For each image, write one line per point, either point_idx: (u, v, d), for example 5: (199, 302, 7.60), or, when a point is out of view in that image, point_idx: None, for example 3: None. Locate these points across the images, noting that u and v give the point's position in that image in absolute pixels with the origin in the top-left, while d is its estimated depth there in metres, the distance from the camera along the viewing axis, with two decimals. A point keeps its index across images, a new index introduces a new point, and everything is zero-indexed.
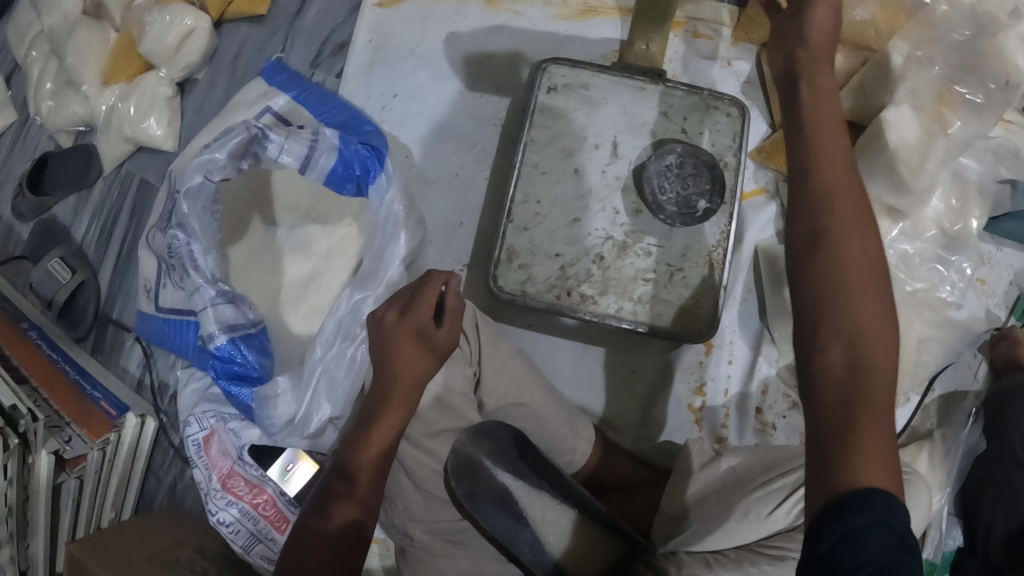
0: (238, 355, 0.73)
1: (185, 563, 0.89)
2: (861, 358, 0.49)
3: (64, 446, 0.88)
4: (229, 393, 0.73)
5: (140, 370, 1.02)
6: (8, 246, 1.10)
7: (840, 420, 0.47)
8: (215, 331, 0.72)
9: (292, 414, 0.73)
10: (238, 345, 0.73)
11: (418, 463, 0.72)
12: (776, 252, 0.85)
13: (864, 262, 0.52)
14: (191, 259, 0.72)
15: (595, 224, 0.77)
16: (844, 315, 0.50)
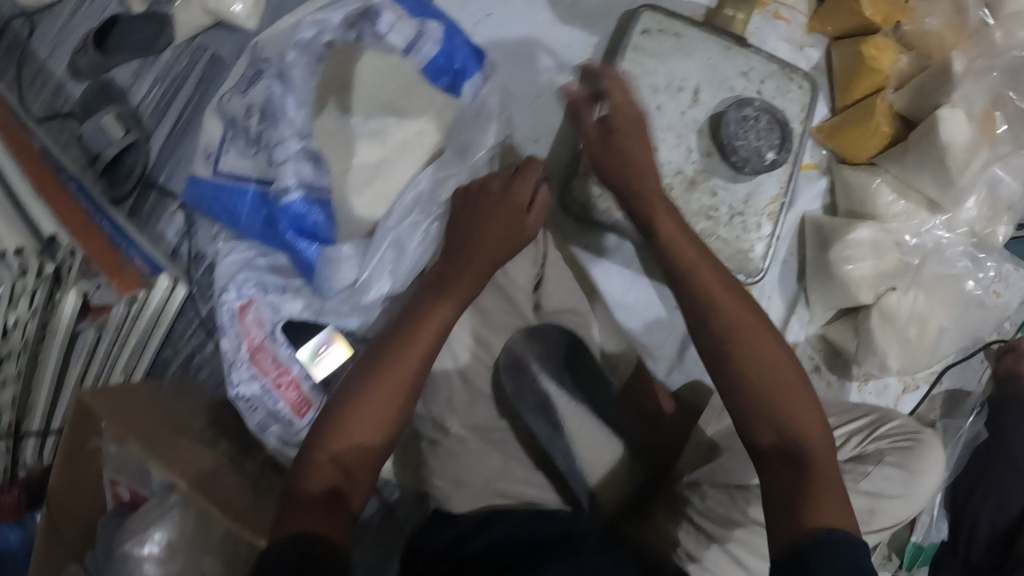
0: (312, 213, 0.75)
1: (194, 431, 0.91)
2: (789, 427, 0.57)
3: (93, 291, 0.86)
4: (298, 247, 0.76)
5: (177, 238, 1.01)
6: (56, 102, 1.04)
7: (790, 476, 0.55)
8: (292, 184, 0.74)
9: (354, 279, 0.78)
10: (313, 204, 0.75)
11: (467, 352, 0.77)
12: (823, 222, 0.89)
13: (760, 329, 0.61)
14: (286, 109, 0.76)
15: (669, 157, 0.82)
16: (753, 384, 0.59)
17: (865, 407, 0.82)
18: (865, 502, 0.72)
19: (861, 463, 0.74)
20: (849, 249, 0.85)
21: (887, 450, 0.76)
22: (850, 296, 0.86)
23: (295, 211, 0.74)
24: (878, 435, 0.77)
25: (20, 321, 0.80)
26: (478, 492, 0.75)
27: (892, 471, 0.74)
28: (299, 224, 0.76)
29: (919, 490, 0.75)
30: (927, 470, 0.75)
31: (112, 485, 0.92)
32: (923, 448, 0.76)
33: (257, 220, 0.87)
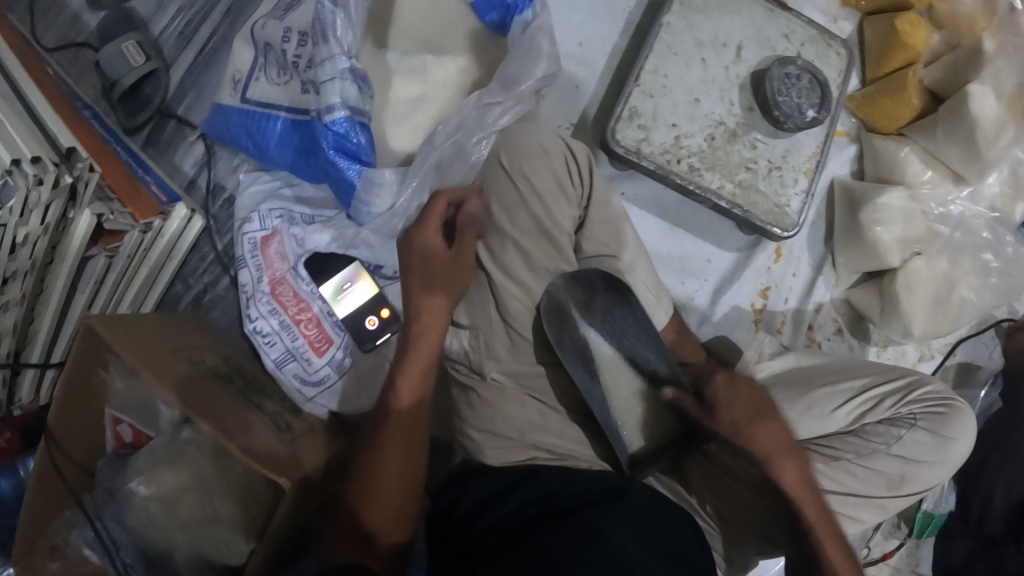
0: (353, 135, 0.71)
1: (209, 366, 0.85)
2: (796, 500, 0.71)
3: (108, 215, 0.82)
4: (336, 166, 0.72)
5: (195, 170, 0.98)
6: (70, 32, 0.99)
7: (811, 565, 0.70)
8: (336, 104, 0.69)
9: (393, 206, 0.75)
10: (355, 126, 0.71)
11: (513, 299, 0.75)
12: (853, 186, 0.91)
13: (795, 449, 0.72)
14: (332, 28, 0.71)
15: (713, 108, 0.82)
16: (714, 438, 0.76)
17: (899, 371, 0.81)
18: (897, 466, 0.74)
19: (893, 426, 0.75)
20: (879, 213, 0.87)
21: (920, 415, 0.76)
22: (877, 258, 0.88)
23: (334, 133, 0.70)
24: (912, 398, 0.77)
25: (31, 236, 0.75)
26: (511, 443, 0.75)
27: (923, 435, 0.75)
28: (338, 149, 0.71)
29: (953, 454, 0.75)
30: (957, 437, 0.75)
31: (114, 423, 0.87)
32: (956, 414, 0.76)
33: (286, 146, 0.83)
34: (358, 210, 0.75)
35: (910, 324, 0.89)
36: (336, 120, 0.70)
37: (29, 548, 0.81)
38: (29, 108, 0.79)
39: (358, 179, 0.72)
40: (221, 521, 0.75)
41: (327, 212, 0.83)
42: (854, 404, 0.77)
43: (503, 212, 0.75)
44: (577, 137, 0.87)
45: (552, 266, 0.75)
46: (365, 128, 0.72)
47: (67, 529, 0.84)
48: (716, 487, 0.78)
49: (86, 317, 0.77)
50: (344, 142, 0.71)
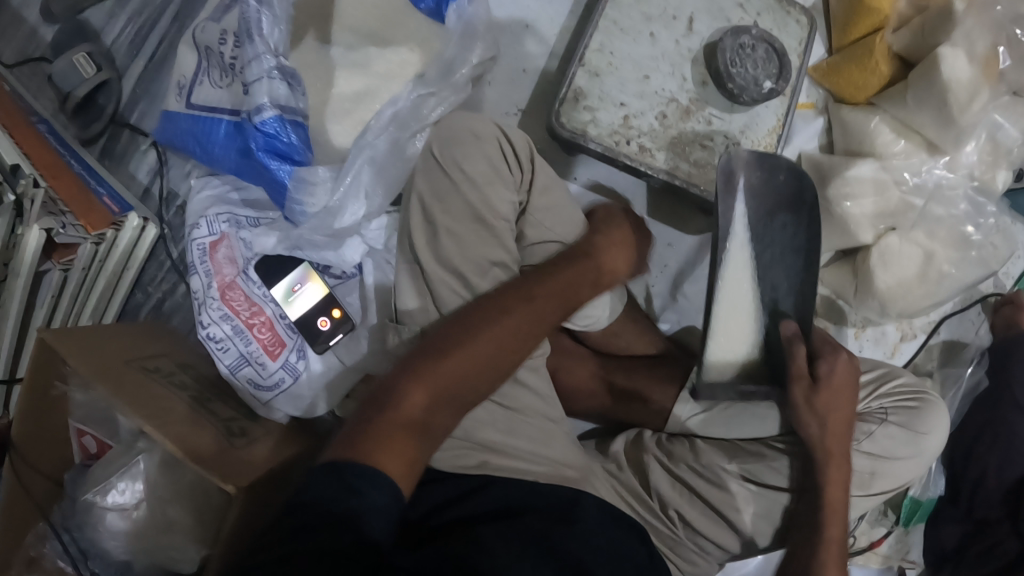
0: (284, 134, 0.71)
1: (164, 374, 0.85)
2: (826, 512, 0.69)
3: (59, 229, 0.82)
4: (268, 166, 0.73)
5: (149, 178, 0.97)
6: (26, 45, 0.99)
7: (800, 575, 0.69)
8: (265, 104, 0.69)
9: (327, 204, 0.75)
10: (285, 125, 0.71)
11: (450, 291, 0.68)
12: (820, 160, 0.87)
13: (842, 458, 0.69)
14: (257, 27, 0.70)
15: (663, 84, 0.79)
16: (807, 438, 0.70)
17: (870, 363, 0.78)
18: (865, 462, 0.71)
19: (863, 422, 0.71)
20: (847, 186, 0.83)
21: (890, 409, 0.72)
22: (845, 233, 0.84)
23: (263, 133, 0.71)
24: (882, 392, 0.74)
25: None
26: (465, 444, 0.70)
27: (894, 430, 0.71)
28: (270, 150, 0.72)
29: (926, 449, 0.71)
30: (933, 434, 0.71)
31: (78, 435, 0.87)
32: (927, 407, 0.72)
33: (229, 148, 0.82)
34: (293, 212, 0.76)
35: (884, 301, 0.85)
36: (263, 121, 0.69)
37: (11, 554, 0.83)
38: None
39: (289, 179, 0.74)
40: (175, 529, 0.75)
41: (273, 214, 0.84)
42: None
43: (435, 202, 0.68)
44: (525, 122, 0.85)
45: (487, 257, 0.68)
46: (297, 127, 0.72)
47: (39, 541, 0.86)
48: (680, 492, 0.72)
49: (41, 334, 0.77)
50: (275, 143, 0.71)
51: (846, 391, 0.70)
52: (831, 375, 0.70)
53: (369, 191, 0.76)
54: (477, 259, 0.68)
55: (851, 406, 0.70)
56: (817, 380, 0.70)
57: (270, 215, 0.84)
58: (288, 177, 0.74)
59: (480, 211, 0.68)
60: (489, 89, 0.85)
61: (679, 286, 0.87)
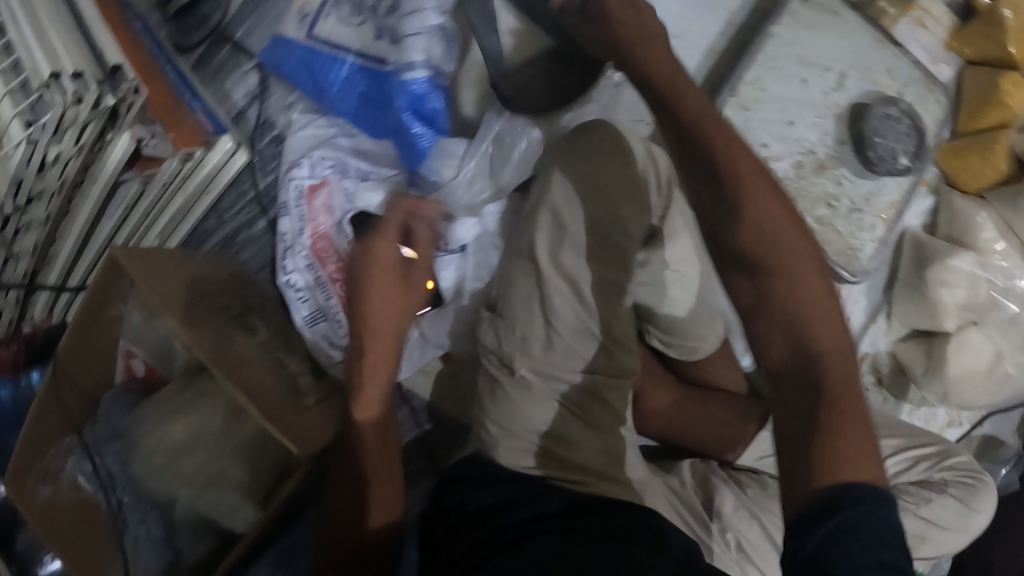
0: (430, 97, 0.79)
1: (233, 314, 0.82)
2: (804, 347, 0.46)
3: (148, 139, 0.77)
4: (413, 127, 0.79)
5: (246, 100, 0.91)
6: None
7: (804, 417, 0.44)
8: (417, 61, 0.77)
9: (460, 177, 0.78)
10: (431, 88, 0.79)
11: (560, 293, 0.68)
12: (924, 240, 0.88)
13: (774, 198, 0.51)
14: None
15: (806, 134, 0.79)
16: (796, 272, 0.48)
17: (931, 435, 0.80)
18: (920, 527, 0.73)
19: (925, 488, 0.74)
20: (946, 274, 0.85)
21: (950, 483, 0.75)
22: (929, 315, 0.86)
23: (409, 93, 0.78)
24: (945, 465, 0.76)
25: (63, 157, 0.71)
26: (522, 445, 0.71)
27: (951, 502, 0.74)
28: (414, 108, 0.78)
29: (973, 526, 0.75)
30: (982, 511, 0.75)
31: (127, 356, 0.83)
32: (983, 485, 0.75)
33: (351, 93, 0.79)
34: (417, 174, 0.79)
35: (949, 389, 0.87)
36: (412, 80, 0.77)
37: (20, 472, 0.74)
38: (78, 20, 0.73)
39: (431, 145, 0.79)
40: (224, 484, 0.71)
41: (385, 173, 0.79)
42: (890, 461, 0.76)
43: (570, 206, 0.68)
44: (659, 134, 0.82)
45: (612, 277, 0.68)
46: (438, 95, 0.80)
47: (62, 457, 0.80)
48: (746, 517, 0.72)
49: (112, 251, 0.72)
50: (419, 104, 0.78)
51: (702, 90, 0.54)
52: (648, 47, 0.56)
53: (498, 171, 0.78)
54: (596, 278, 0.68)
55: (672, 81, 0.55)
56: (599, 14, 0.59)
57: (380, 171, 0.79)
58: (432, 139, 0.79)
59: (609, 230, 0.67)
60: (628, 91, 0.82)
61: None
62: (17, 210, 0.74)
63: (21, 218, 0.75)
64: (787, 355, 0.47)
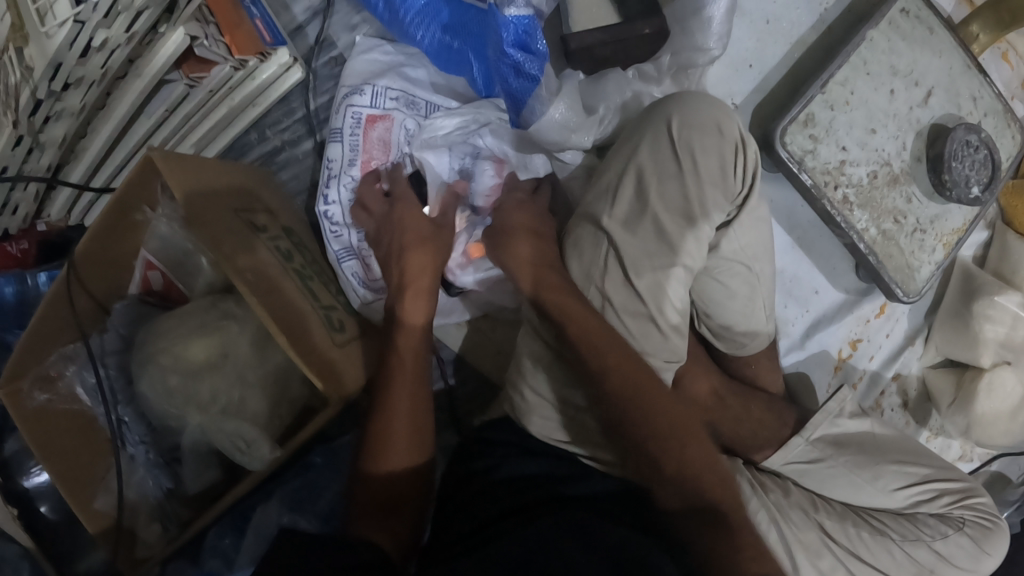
0: (534, 39, 0.64)
1: (269, 235, 0.76)
2: (663, 457, 0.58)
3: (202, 40, 0.70)
4: (509, 82, 0.66)
5: (307, 17, 0.85)
6: None
7: (697, 531, 0.56)
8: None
9: (563, 129, 0.70)
10: (535, 23, 0.64)
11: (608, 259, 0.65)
12: (974, 272, 0.88)
13: (639, 372, 0.60)
14: None
15: (884, 144, 0.77)
16: (592, 338, 0.61)
17: (956, 472, 0.78)
18: (932, 560, 0.72)
19: (943, 523, 0.73)
20: (992, 310, 0.84)
21: (967, 521, 0.74)
22: (967, 346, 0.86)
23: (516, 26, 0.63)
24: (967, 504, 0.75)
25: (111, 44, 0.63)
26: (561, 420, 0.70)
27: (965, 541, 0.73)
28: (519, 46, 0.64)
29: (982, 568, 0.74)
30: (991, 557, 0.73)
31: (145, 267, 0.78)
32: (998, 531, 0.74)
33: (429, 21, 0.73)
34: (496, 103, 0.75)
35: (972, 424, 0.87)
36: (519, 14, 0.63)
37: (14, 377, 0.70)
38: None
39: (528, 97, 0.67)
40: (245, 415, 0.67)
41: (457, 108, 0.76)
42: (914, 490, 0.74)
43: (653, 178, 0.64)
44: (740, 117, 0.79)
45: (678, 259, 0.63)
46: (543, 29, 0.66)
47: (64, 362, 0.75)
48: None
49: (150, 151, 0.66)
50: (526, 38, 0.64)
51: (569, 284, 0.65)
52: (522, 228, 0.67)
53: (588, 120, 0.72)
54: (663, 257, 0.63)
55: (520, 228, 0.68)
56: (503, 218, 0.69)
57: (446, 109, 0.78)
58: (540, 72, 0.65)
59: (691, 209, 0.63)
60: (711, 70, 0.80)
61: (811, 335, 0.85)
62: (50, 95, 0.64)
63: (52, 106, 0.65)
64: (684, 506, 0.57)
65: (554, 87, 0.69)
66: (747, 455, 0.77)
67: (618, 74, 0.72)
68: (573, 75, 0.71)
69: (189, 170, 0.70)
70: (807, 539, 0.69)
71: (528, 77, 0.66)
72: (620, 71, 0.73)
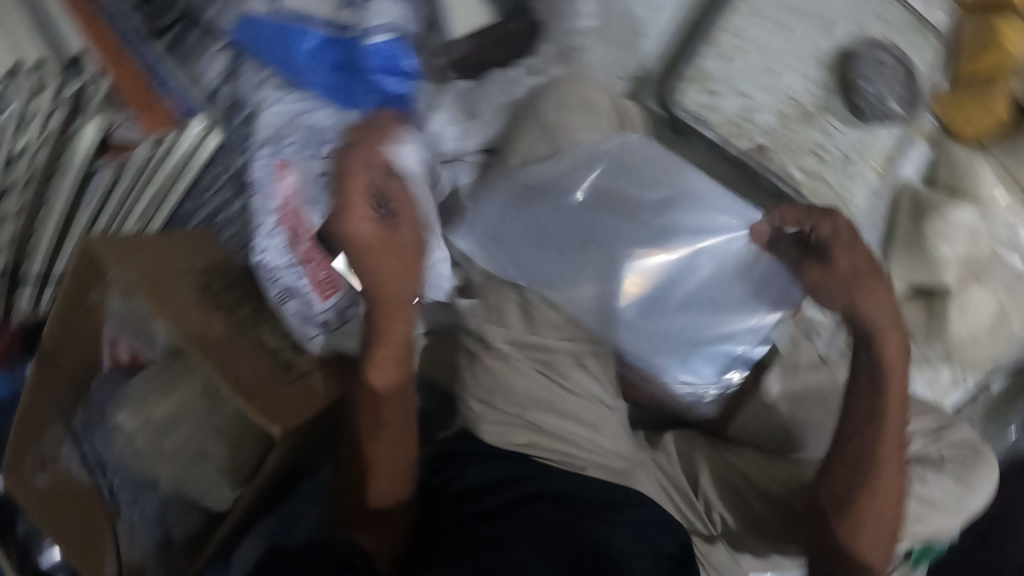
0: (400, 57, 0.68)
1: (212, 293, 0.80)
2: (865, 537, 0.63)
3: (114, 126, 0.80)
4: (384, 96, 0.70)
5: (218, 81, 0.87)
6: None
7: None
8: (380, 22, 0.67)
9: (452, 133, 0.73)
10: (398, 43, 0.68)
11: None
12: (921, 194, 0.85)
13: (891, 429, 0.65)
14: None
15: (792, 81, 0.74)
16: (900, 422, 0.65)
17: (928, 410, 0.76)
18: (914, 505, 0.69)
19: (920, 464, 0.70)
20: (944, 227, 0.81)
21: (947, 459, 0.71)
22: (927, 272, 0.83)
23: (380, 50, 0.67)
24: (942, 439, 0.73)
25: (29, 146, 0.75)
26: (510, 421, 0.68)
27: (948, 481, 0.69)
28: (388, 69, 0.67)
29: (971, 506, 0.70)
30: (981, 494, 0.70)
31: (110, 344, 0.83)
32: (981, 465, 0.71)
33: (321, 68, 0.80)
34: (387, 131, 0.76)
35: (951, 350, 0.84)
36: (381, 38, 0.67)
37: (15, 460, 0.75)
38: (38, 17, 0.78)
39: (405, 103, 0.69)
40: (208, 460, 0.72)
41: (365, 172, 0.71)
42: None
43: None
44: (640, 89, 0.79)
45: None
46: (412, 49, 0.69)
47: (55, 443, 0.81)
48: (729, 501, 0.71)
49: (84, 239, 0.75)
50: (392, 59, 0.67)
51: (899, 345, 0.62)
52: (860, 297, 0.61)
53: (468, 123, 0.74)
54: None
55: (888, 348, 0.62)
56: (848, 277, 0.61)
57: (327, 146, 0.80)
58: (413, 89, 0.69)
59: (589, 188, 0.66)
60: None
61: None
62: None
63: None
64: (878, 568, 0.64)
65: (432, 100, 0.72)
66: (704, 424, 0.77)
67: (498, 75, 0.73)
68: (454, 86, 0.73)
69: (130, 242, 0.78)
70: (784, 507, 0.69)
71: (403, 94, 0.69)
72: (503, 72, 0.74)
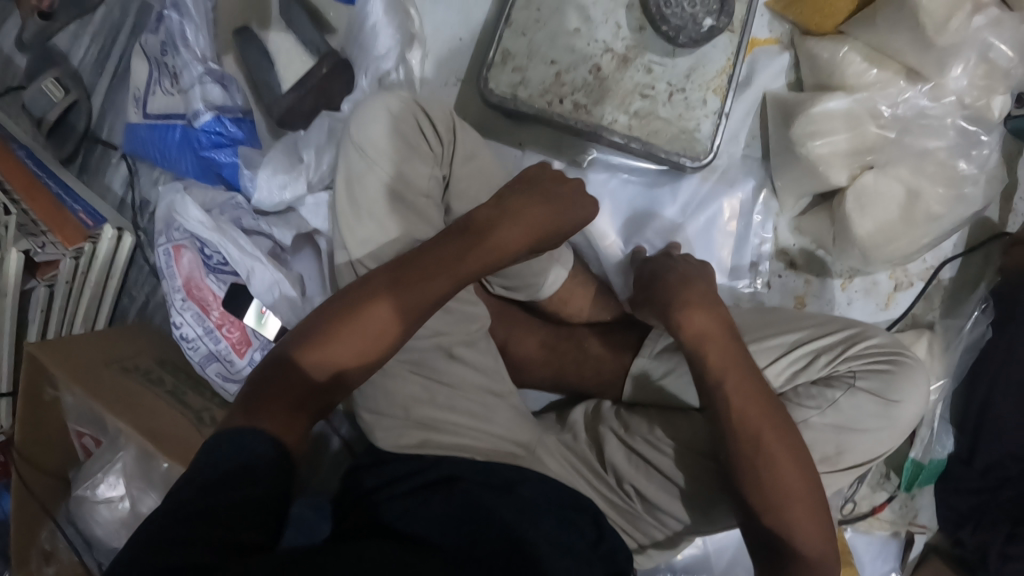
0: (224, 129, 0.82)
1: (142, 371, 0.87)
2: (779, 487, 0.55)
3: (36, 250, 0.83)
4: (217, 160, 0.82)
5: (123, 189, 0.99)
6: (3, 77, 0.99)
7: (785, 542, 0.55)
8: (202, 108, 0.80)
9: (285, 181, 0.80)
10: (223, 121, 0.81)
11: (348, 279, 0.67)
12: (785, 99, 0.81)
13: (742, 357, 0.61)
14: (182, 37, 0.80)
15: (596, 34, 0.75)
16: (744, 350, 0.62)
17: (839, 321, 0.69)
18: (831, 437, 0.62)
19: (828, 387, 0.63)
20: (815, 123, 0.77)
21: (860, 373, 0.64)
22: (812, 176, 0.79)
23: (209, 132, 0.81)
24: (852, 353, 0.65)
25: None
26: (397, 426, 0.66)
27: (863, 398, 0.62)
28: (217, 145, 0.82)
29: (899, 418, 0.63)
30: (907, 400, 0.63)
31: (78, 436, 0.87)
32: (903, 371, 0.64)
33: (186, 152, 0.84)
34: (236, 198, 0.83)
35: (866, 250, 0.79)
36: (206, 120, 0.80)
37: (23, 560, 0.77)
38: None
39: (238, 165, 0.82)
40: None
41: (206, 234, 0.78)
42: (782, 362, 0.65)
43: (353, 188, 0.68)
44: (471, 87, 0.85)
45: (416, 236, 0.67)
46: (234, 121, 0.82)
47: None
48: (637, 465, 0.67)
49: (27, 347, 0.77)
50: (220, 136, 0.82)
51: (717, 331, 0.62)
52: (669, 278, 0.67)
53: (295, 170, 0.80)
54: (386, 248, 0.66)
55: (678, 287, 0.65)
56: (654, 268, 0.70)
57: (201, 225, 0.78)
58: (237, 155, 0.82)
59: (395, 189, 0.67)
60: (430, 62, 0.87)
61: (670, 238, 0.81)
62: None
63: None
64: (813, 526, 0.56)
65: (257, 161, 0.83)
66: (602, 385, 0.77)
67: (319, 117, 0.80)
68: (290, 137, 0.82)
69: (67, 354, 0.81)
70: (689, 458, 0.65)
71: (233, 156, 0.82)
72: (325, 114, 0.80)
